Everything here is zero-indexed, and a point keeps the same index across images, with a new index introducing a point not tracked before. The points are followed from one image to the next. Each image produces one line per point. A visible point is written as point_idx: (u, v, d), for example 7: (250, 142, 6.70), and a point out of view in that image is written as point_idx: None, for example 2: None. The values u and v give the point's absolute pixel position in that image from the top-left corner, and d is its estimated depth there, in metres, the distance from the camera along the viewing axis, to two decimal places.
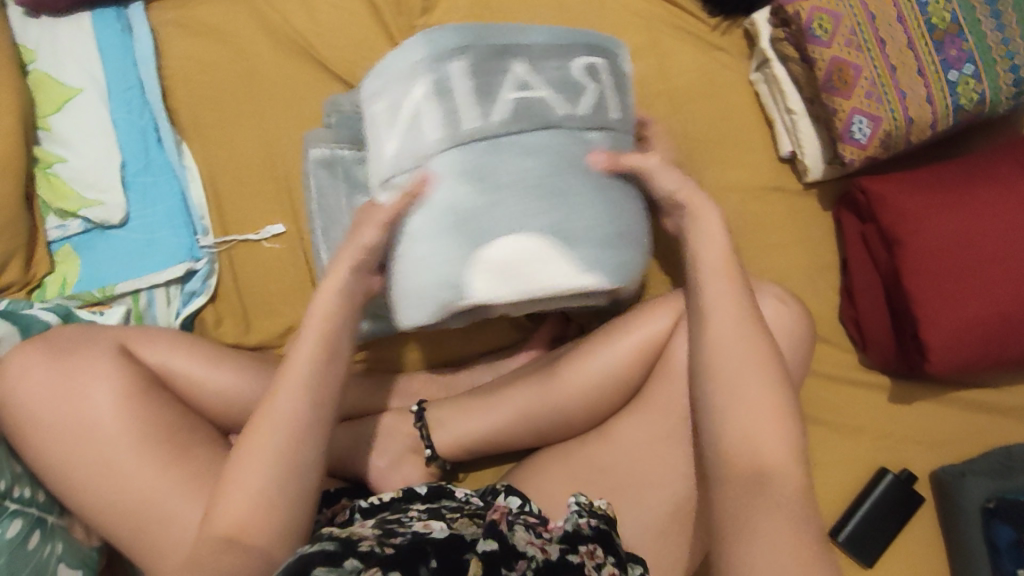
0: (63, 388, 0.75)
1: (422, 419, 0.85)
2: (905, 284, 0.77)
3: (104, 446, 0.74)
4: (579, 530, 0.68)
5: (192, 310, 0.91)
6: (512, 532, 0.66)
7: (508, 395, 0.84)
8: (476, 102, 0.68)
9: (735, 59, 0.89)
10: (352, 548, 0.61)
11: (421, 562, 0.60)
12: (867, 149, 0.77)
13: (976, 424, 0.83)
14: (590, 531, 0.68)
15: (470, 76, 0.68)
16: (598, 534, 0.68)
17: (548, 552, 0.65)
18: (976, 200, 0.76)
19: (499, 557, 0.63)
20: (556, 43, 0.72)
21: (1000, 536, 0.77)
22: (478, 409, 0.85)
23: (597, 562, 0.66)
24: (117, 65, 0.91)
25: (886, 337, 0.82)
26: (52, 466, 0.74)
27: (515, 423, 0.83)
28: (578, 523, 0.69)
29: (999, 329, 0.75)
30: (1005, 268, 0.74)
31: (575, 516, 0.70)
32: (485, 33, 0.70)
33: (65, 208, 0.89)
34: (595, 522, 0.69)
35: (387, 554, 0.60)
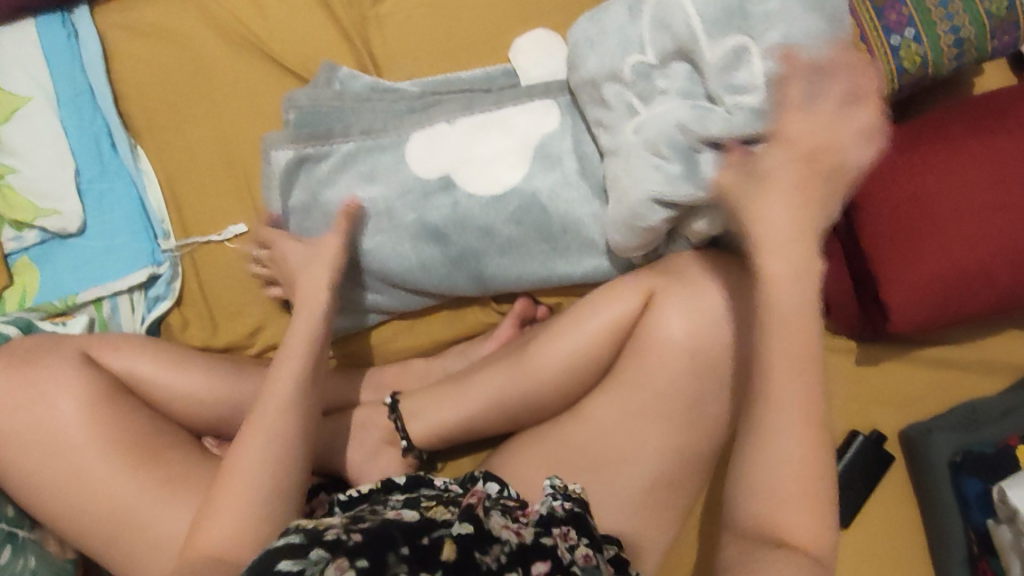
0: (27, 399, 0.74)
1: (394, 411, 0.85)
2: (865, 247, 0.79)
3: (72, 456, 0.73)
4: (553, 513, 0.69)
5: (158, 315, 0.90)
6: (488, 517, 0.67)
7: (481, 381, 0.84)
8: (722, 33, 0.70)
9: None
10: (319, 538, 0.61)
11: (391, 550, 0.60)
12: None
13: (941, 381, 0.84)
14: (564, 513, 0.70)
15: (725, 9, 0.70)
16: (572, 517, 0.69)
17: (522, 536, 0.66)
18: (928, 159, 0.77)
19: (474, 539, 0.63)
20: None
21: (969, 489, 0.79)
22: (450, 397, 0.84)
23: (569, 544, 0.66)
24: (66, 72, 0.90)
25: (849, 301, 0.83)
26: (21, 478, 0.74)
27: (489, 409, 0.83)
28: (554, 506, 0.70)
29: (956, 285, 0.76)
30: (958, 224, 0.75)
31: (550, 498, 0.71)
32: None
33: (19, 219, 0.87)
34: (568, 505, 0.70)
35: (355, 543, 0.60)
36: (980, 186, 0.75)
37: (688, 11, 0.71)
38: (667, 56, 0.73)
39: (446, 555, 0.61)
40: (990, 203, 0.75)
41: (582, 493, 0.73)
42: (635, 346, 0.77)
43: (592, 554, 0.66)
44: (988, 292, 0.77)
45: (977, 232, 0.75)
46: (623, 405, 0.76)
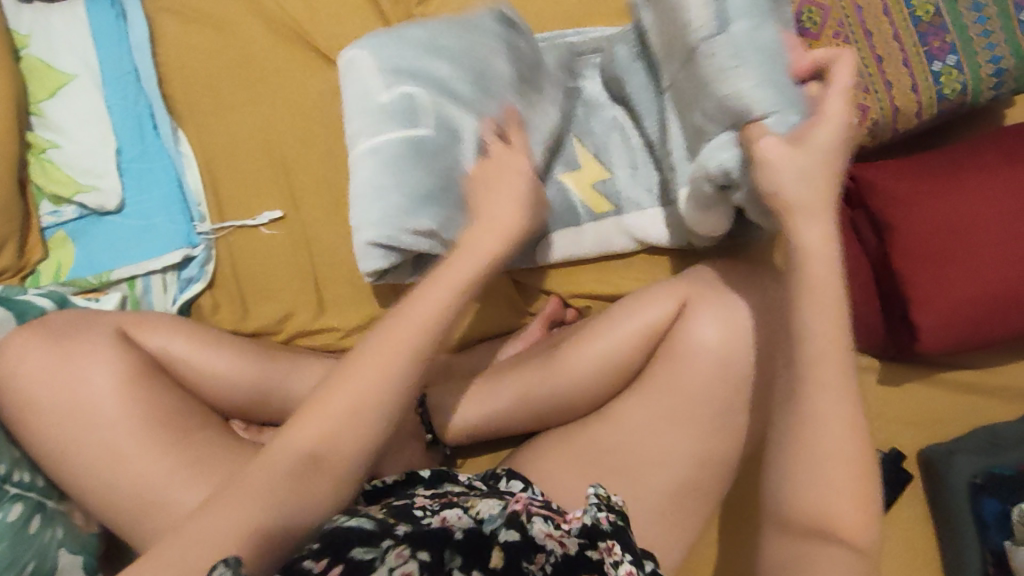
0: (62, 373, 0.74)
1: (423, 405, 0.85)
2: (900, 269, 0.79)
3: (104, 432, 0.74)
4: (598, 526, 0.62)
5: (190, 296, 0.90)
6: (530, 523, 0.64)
7: (510, 379, 0.85)
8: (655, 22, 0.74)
9: None
10: (389, 529, 0.61)
11: (446, 547, 0.61)
12: (855, 137, 0.79)
13: (960, 402, 0.86)
14: (608, 526, 0.62)
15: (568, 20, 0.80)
16: (616, 530, 0.62)
17: (566, 547, 0.62)
18: (964, 186, 0.79)
19: (520, 550, 0.62)
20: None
21: (987, 509, 0.80)
22: (479, 393, 0.85)
23: (614, 561, 0.60)
24: (113, 52, 0.91)
25: (876, 320, 0.84)
26: (51, 452, 0.74)
27: (518, 408, 0.84)
28: (597, 518, 0.63)
29: (985, 310, 0.78)
30: (991, 250, 0.77)
31: (594, 510, 0.63)
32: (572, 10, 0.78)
33: (59, 194, 0.88)
34: (613, 517, 0.63)
35: (418, 538, 0.61)
36: (1015, 215, 0.77)
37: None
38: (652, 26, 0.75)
39: (494, 563, 0.61)
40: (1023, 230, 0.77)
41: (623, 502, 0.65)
42: (666, 351, 0.77)
43: (638, 573, 0.59)
44: (1018, 317, 0.78)
45: (1011, 258, 0.76)
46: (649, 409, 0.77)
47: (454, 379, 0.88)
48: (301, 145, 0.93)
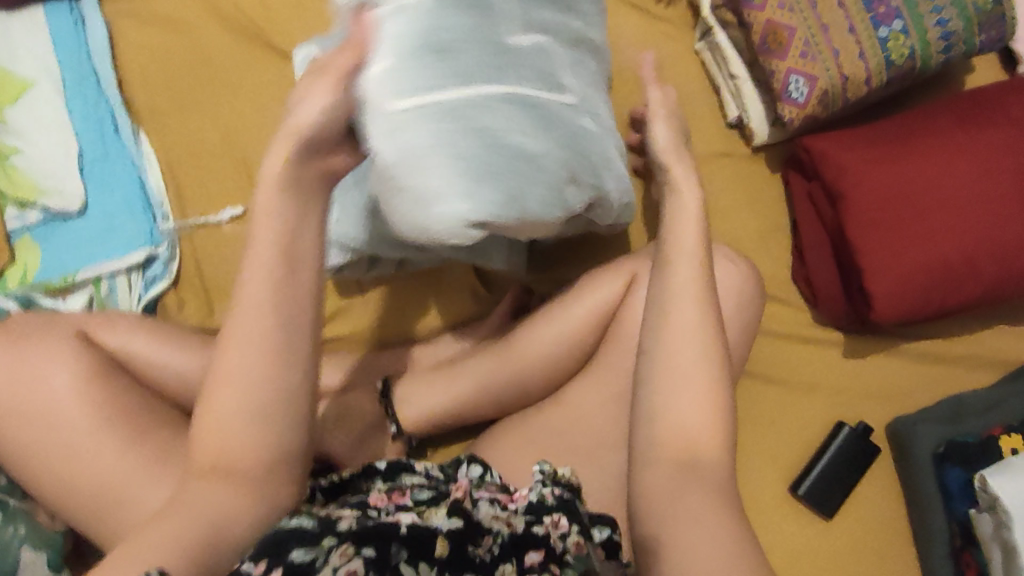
0: (21, 374, 0.75)
1: (386, 396, 0.85)
2: (853, 237, 0.79)
3: (65, 430, 0.74)
4: (543, 500, 0.63)
5: (154, 295, 0.91)
6: (476, 508, 0.62)
7: (466, 364, 0.84)
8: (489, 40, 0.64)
9: (681, 30, 0.92)
10: (331, 527, 0.55)
11: (387, 540, 0.55)
12: (806, 108, 0.79)
13: (926, 372, 0.85)
14: (555, 501, 0.63)
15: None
16: (562, 503, 0.63)
17: (513, 526, 0.61)
18: (914, 153, 0.78)
19: (465, 534, 0.58)
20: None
21: (952, 479, 0.81)
22: (440, 381, 0.85)
23: (561, 532, 0.60)
24: (73, 56, 0.92)
25: (835, 291, 0.84)
26: (12, 452, 0.75)
27: (479, 394, 0.83)
28: (543, 493, 0.64)
29: (941, 276, 0.77)
30: (942, 216, 0.77)
31: (539, 486, 0.65)
32: None
33: (22, 199, 0.89)
34: (560, 492, 0.64)
35: (357, 531, 0.55)
36: (965, 181, 0.77)
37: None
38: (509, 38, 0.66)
39: (438, 552, 0.55)
40: (971, 196, 0.77)
41: (572, 478, 0.67)
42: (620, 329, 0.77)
43: (584, 542, 0.61)
44: (974, 283, 0.77)
45: (961, 224, 0.76)
46: (604, 389, 0.77)
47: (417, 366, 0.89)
48: (261, 141, 0.93)
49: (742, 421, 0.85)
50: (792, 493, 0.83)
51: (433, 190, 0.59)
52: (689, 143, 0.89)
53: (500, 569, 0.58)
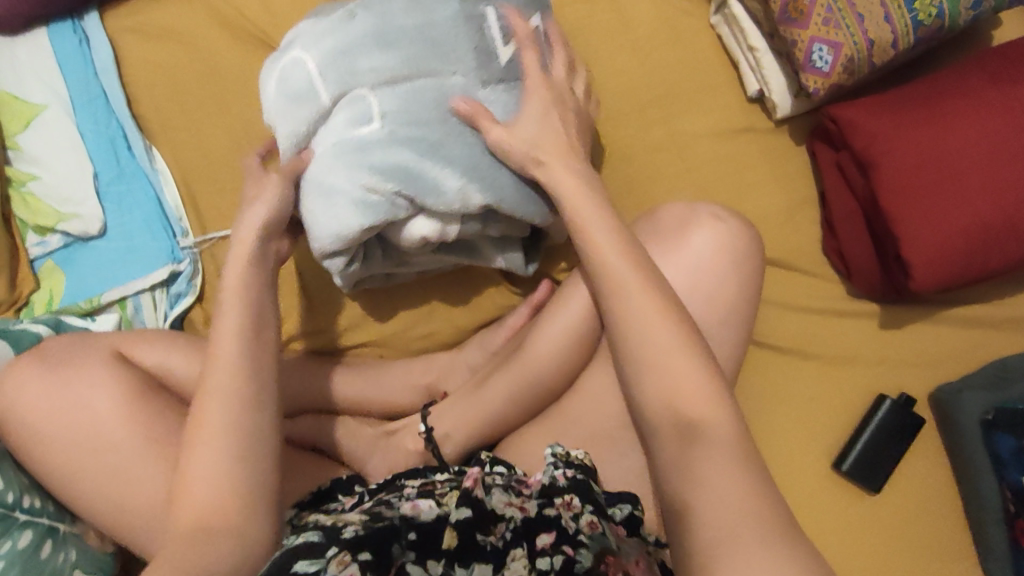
0: (59, 399, 0.75)
1: (429, 437, 0.81)
2: (887, 207, 0.77)
3: (109, 451, 0.74)
4: (555, 483, 0.63)
5: (181, 311, 0.91)
6: (489, 494, 0.63)
7: (491, 386, 0.81)
8: (425, 59, 0.69)
9: (694, 4, 0.89)
10: (335, 535, 0.58)
11: (395, 541, 0.58)
12: (831, 76, 0.77)
13: (968, 339, 0.83)
14: (566, 482, 0.64)
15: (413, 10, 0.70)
16: (575, 483, 0.63)
17: (526, 510, 0.62)
18: (945, 115, 0.76)
19: (476, 523, 0.60)
20: None
21: (1002, 446, 0.79)
22: (468, 398, 0.82)
23: (573, 513, 0.61)
24: (80, 77, 0.92)
25: (869, 263, 0.81)
26: (57, 477, 0.75)
27: (512, 406, 0.80)
28: (554, 475, 0.64)
29: (981, 239, 0.75)
30: (979, 177, 0.74)
31: (551, 468, 0.65)
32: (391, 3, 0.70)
33: (44, 224, 0.89)
34: (570, 472, 0.64)
35: (363, 537, 0.57)
36: (1000, 139, 0.75)
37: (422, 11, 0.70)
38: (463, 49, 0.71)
39: (448, 543, 0.59)
40: (1008, 154, 0.74)
41: (584, 458, 0.67)
42: None
43: (597, 520, 0.61)
44: (1014, 244, 0.76)
45: (998, 185, 0.74)
46: None
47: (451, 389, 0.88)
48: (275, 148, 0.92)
49: (782, 399, 0.83)
50: (836, 468, 0.82)
51: (338, 211, 0.69)
52: (709, 119, 0.87)
53: (511, 554, 0.60)
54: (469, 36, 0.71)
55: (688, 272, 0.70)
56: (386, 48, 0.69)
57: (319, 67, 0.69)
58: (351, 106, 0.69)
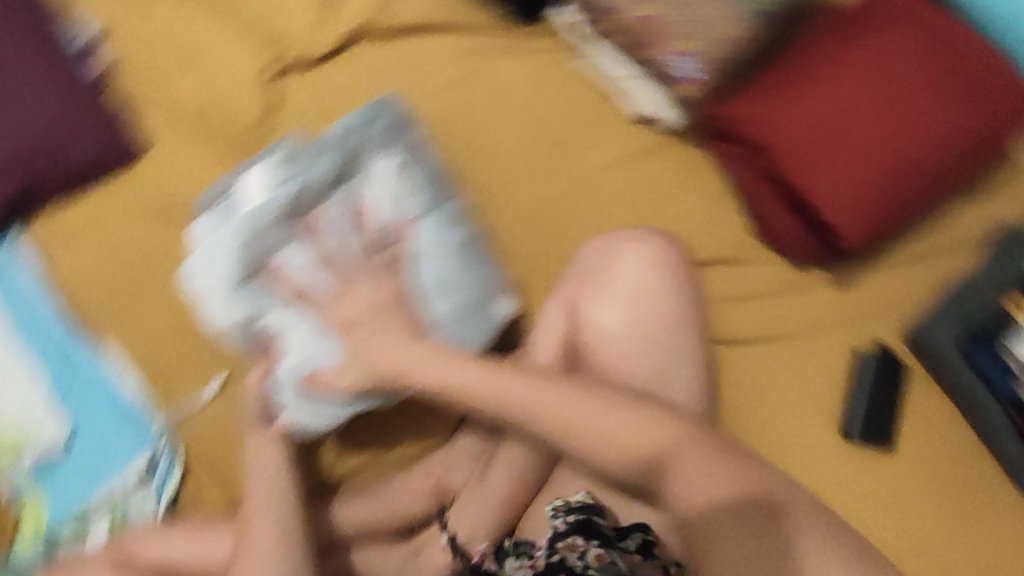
0: None
1: (456, 549, 0.81)
2: (796, 180, 0.80)
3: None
4: (558, 531, 0.72)
5: (170, 494, 0.87)
6: (503, 564, 0.74)
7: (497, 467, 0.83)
8: (347, 211, 0.80)
9: (562, 61, 0.97)
10: None
11: None
12: (701, 80, 0.83)
13: (916, 275, 0.86)
14: (568, 527, 0.72)
15: (320, 170, 0.80)
16: (575, 525, 0.71)
17: (536, 565, 0.71)
18: (815, 83, 0.80)
19: None
20: (343, 140, 0.82)
21: (987, 365, 0.79)
22: (474, 493, 0.83)
23: (577, 551, 0.69)
24: (12, 300, 0.92)
25: (800, 234, 0.85)
26: None
27: (517, 484, 0.82)
28: (556, 524, 0.72)
29: (888, 182, 0.78)
30: (864, 128, 0.79)
31: (555, 518, 0.73)
32: (303, 163, 0.80)
33: (12, 452, 0.87)
34: (571, 518, 0.72)
35: None
36: (871, 88, 0.79)
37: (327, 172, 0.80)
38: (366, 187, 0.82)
39: None
40: (883, 99, 0.79)
41: (587, 499, 0.75)
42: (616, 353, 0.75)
43: (603, 552, 0.69)
44: (919, 176, 0.79)
45: (884, 129, 0.78)
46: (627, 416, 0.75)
47: (459, 486, 0.86)
48: None
49: (771, 389, 0.83)
50: (847, 437, 0.82)
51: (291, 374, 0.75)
52: (612, 153, 0.91)
53: None
54: (374, 177, 0.82)
55: (629, 301, 0.74)
56: (309, 216, 0.80)
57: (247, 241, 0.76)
58: (292, 267, 0.78)
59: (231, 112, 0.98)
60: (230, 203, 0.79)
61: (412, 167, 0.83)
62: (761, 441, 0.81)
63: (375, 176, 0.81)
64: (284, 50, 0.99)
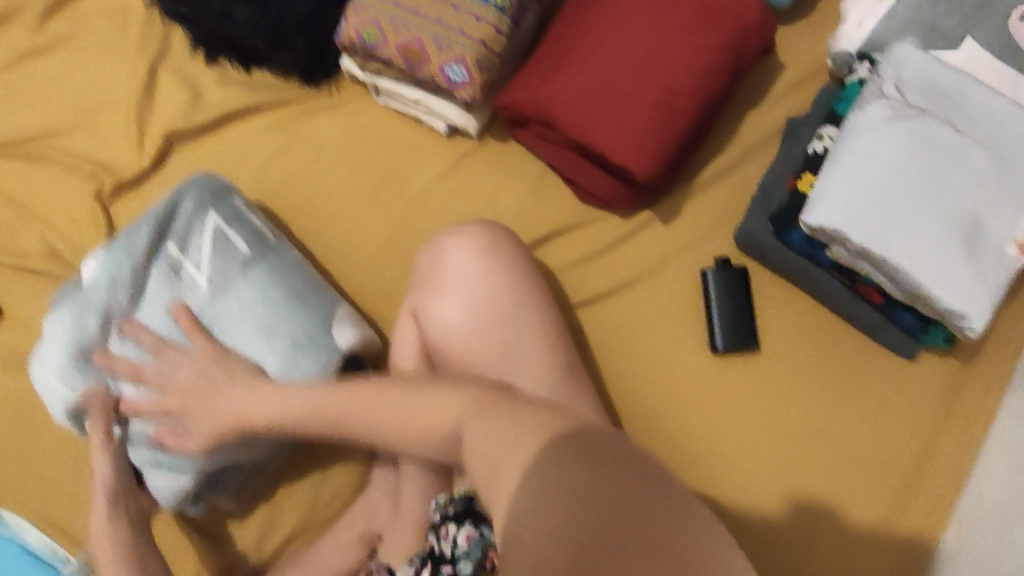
0: None
1: None
2: (586, 139, 0.86)
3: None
4: (439, 522, 0.70)
5: None
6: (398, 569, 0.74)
7: (405, 491, 0.82)
8: (186, 290, 0.84)
9: (362, 102, 1.01)
10: None
11: None
12: (475, 81, 0.87)
13: (730, 186, 0.91)
14: (447, 516, 0.70)
15: (157, 259, 0.84)
16: (453, 513, 0.69)
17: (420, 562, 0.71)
18: (570, 53, 0.88)
19: None
20: (166, 223, 0.85)
21: (797, 239, 0.84)
22: (395, 524, 0.83)
23: (451, 538, 0.67)
24: None
25: (612, 185, 0.88)
26: None
27: (427, 499, 0.82)
28: (436, 516, 0.71)
29: (660, 113, 0.84)
30: (622, 76, 0.86)
31: (439, 512, 0.71)
32: (131, 246, 0.84)
33: None
34: (451, 506, 0.70)
35: None
36: (617, 41, 0.87)
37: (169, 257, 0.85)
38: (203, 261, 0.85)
39: None
40: (629, 47, 0.86)
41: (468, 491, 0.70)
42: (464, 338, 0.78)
43: (474, 531, 0.67)
44: (687, 100, 0.85)
45: (642, 71, 0.85)
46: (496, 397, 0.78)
47: (382, 525, 0.87)
48: None
49: (635, 330, 0.88)
50: (715, 352, 0.86)
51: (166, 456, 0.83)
52: (430, 170, 0.96)
53: None
54: (207, 249, 0.85)
55: (460, 291, 0.77)
56: (149, 306, 0.84)
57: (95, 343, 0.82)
58: (142, 360, 0.82)
59: (71, 241, 0.99)
60: (80, 292, 0.83)
61: (240, 225, 0.87)
62: (636, 383, 0.86)
63: (204, 238, 0.85)
64: (106, 166, 1.01)
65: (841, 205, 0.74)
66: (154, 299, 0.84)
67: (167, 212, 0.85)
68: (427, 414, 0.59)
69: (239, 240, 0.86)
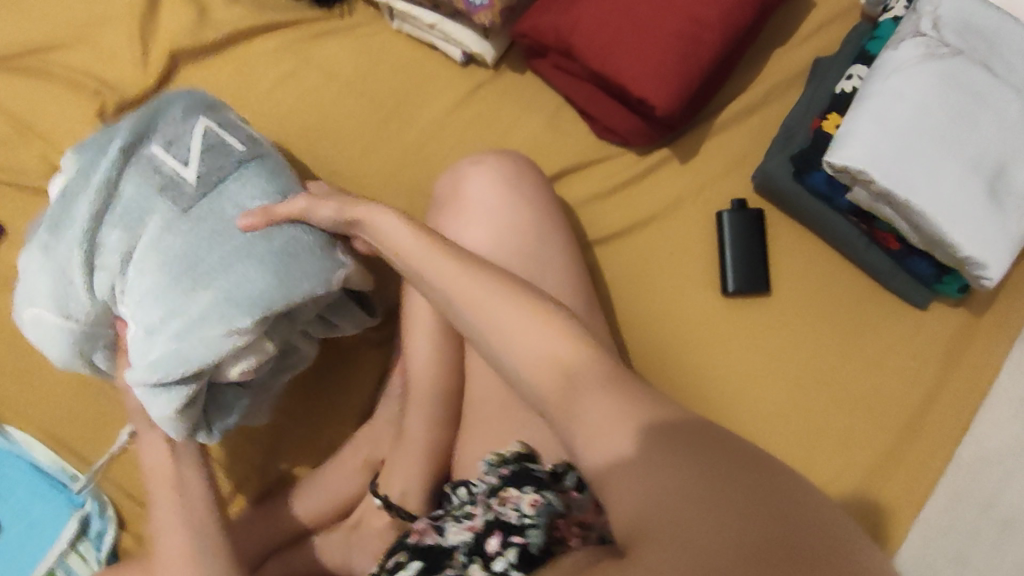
0: None
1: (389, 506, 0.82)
2: (605, 69, 0.83)
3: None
4: (499, 480, 0.68)
5: (109, 547, 0.88)
6: (445, 531, 0.67)
7: (410, 420, 0.82)
8: (168, 185, 0.69)
9: (376, 25, 0.98)
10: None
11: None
12: (495, 7, 0.85)
13: (750, 127, 0.89)
14: (505, 478, 0.68)
15: (133, 163, 0.70)
16: (515, 475, 0.67)
17: (474, 525, 0.65)
18: None
19: (430, 564, 0.64)
20: (146, 123, 0.72)
21: (819, 181, 0.82)
22: (396, 450, 0.84)
23: (515, 502, 0.64)
24: None
25: (630, 120, 0.86)
26: None
27: (432, 426, 0.82)
28: (494, 477, 0.69)
29: (685, 45, 0.81)
30: (648, 5, 0.82)
31: (494, 469, 0.70)
32: (104, 145, 0.72)
33: None
34: (506, 468, 0.69)
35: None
36: None
37: (155, 156, 0.71)
38: (187, 158, 0.71)
39: None
40: None
41: (520, 448, 0.71)
42: None
43: (540, 496, 0.64)
44: (714, 33, 0.82)
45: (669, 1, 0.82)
46: None
47: (385, 452, 0.88)
48: None
49: (645, 270, 0.87)
50: (726, 293, 0.85)
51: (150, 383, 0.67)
52: (444, 97, 0.94)
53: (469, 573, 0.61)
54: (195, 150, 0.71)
55: (484, 218, 0.76)
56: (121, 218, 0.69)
57: (63, 272, 0.68)
58: (128, 283, 0.68)
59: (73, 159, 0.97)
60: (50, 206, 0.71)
61: (234, 129, 0.75)
62: (643, 322, 0.86)
63: (194, 138, 0.72)
64: (106, 82, 0.98)
65: (867, 144, 0.72)
66: (132, 202, 0.69)
67: (149, 115, 0.73)
68: (514, 328, 0.57)
69: (234, 142, 0.74)
